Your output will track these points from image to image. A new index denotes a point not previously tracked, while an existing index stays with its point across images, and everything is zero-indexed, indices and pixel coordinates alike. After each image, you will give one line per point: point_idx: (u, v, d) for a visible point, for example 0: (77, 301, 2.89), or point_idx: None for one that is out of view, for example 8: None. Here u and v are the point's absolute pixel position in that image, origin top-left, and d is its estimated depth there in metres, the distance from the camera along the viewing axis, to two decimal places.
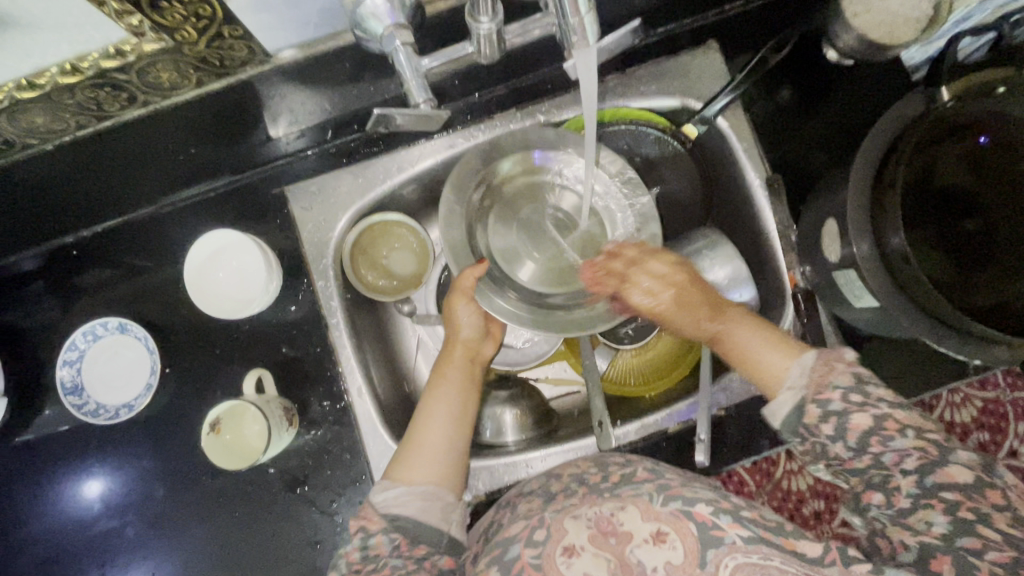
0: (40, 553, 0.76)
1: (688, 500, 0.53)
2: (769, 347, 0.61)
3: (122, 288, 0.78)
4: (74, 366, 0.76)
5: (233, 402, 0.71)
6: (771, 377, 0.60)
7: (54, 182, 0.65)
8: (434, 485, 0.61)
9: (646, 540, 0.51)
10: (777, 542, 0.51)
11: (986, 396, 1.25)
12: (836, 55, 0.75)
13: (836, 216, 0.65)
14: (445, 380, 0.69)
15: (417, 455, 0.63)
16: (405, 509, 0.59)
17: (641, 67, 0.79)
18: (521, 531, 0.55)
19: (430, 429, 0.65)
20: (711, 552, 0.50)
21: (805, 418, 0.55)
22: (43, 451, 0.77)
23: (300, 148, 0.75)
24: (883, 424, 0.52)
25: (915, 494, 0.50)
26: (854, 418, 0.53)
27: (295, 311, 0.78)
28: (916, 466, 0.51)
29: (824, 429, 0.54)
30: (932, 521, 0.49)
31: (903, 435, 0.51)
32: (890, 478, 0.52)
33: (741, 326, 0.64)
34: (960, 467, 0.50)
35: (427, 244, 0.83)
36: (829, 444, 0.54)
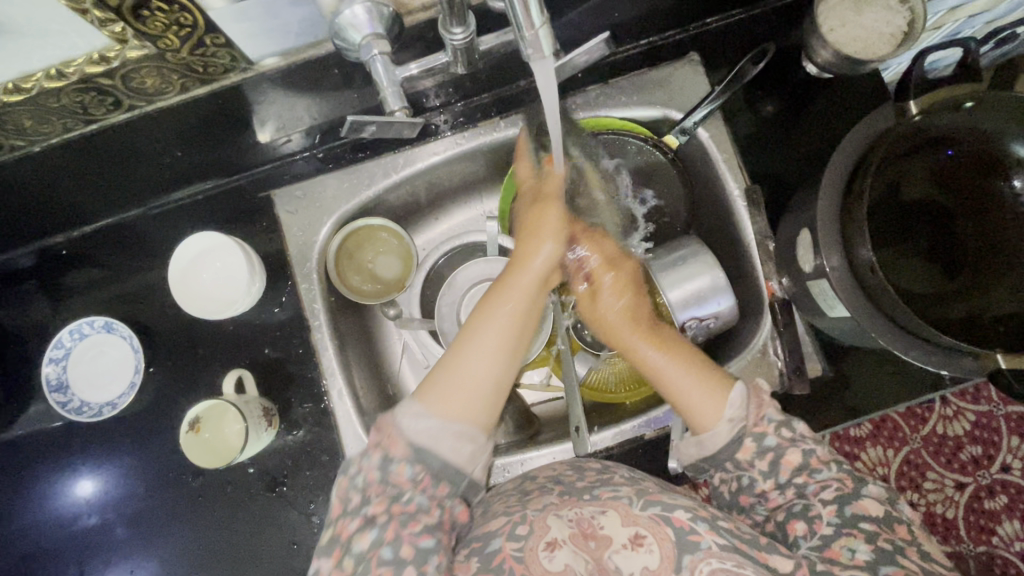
0: (21, 549, 0.77)
1: (667, 505, 0.54)
2: (693, 372, 0.61)
3: (111, 288, 0.80)
4: (60, 363, 0.77)
5: (212, 401, 0.72)
6: (695, 408, 0.60)
7: (42, 184, 0.66)
8: (468, 422, 0.54)
9: (625, 545, 0.52)
10: (751, 554, 0.51)
11: (978, 410, 1.25)
12: (816, 68, 0.77)
13: (809, 227, 0.66)
14: (505, 300, 0.60)
15: (458, 386, 0.55)
16: (432, 442, 0.52)
17: (624, 77, 0.80)
18: (502, 526, 0.54)
19: (475, 355, 0.56)
20: (688, 557, 0.51)
21: (739, 452, 0.58)
22: (26, 448, 0.78)
23: (293, 153, 0.78)
24: (811, 459, 0.57)
25: (836, 523, 0.54)
26: (787, 454, 0.57)
27: (279, 313, 0.79)
28: (837, 497, 0.55)
29: (760, 465, 0.58)
30: (855, 548, 0.51)
31: (830, 469, 0.57)
32: (811, 507, 0.55)
33: (657, 348, 0.65)
34: (873, 502, 0.54)
35: (411, 249, 0.84)
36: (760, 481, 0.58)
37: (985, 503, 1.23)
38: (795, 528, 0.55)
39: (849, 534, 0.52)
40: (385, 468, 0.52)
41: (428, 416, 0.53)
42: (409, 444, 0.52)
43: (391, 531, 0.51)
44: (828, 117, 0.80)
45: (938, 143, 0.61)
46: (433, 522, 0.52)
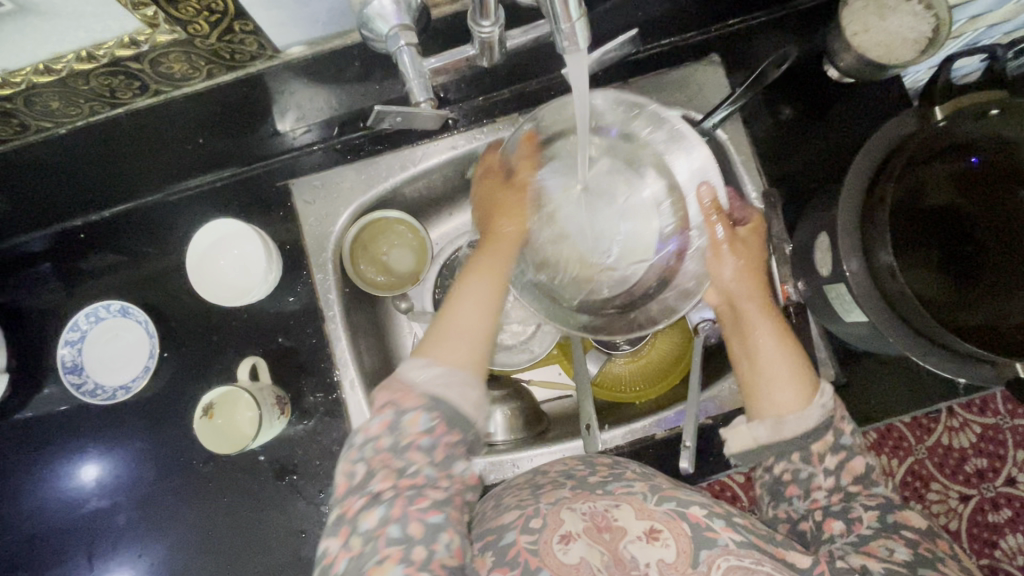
0: (31, 529, 0.77)
1: (682, 501, 0.54)
2: (795, 362, 0.58)
3: (127, 273, 0.80)
4: (75, 346, 0.77)
5: (226, 388, 0.73)
6: (782, 394, 0.57)
7: (64, 167, 0.66)
8: (472, 370, 0.54)
9: (640, 537, 0.51)
10: (768, 550, 0.52)
11: (985, 423, 1.24)
12: (837, 72, 0.76)
13: (828, 230, 0.66)
14: (491, 262, 0.61)
15: (455, 337, 0.54)
16: (441, 389, 0.52)
17: (644, 76, 0.80)
18: (516, 519, 0.53)
19: (468, 307, 0.56)
20: (705, 552, 0.51)
21: (817, 443, 0.57)
22: (38, 429, 0.78)
23: (309, 142, 0.79)
24: (871, 471, 0.58)
25: (876, 527, 0.54)
26: (855, 459, 0.57)
27: (293, 302, 0.79)
28: (880, 505, 0.55)
29: (829, 459, 0.57)
30: (894, 549, 0.51)
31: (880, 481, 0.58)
32: (853, 510, 0.55)
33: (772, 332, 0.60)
34: (914, 514, 0.55)
35: (426, 242, 0.84)
36: (821, 476, 0.57)
37: (990, 516, 1.23)
38: (832, 526, 0.55)
39: (889, 538, 0.52)
40: (397, 423, 0.50)
41: (434, 366, 0.53)
42: (420, 394, 0.51)
43: (397, 508, 0.47)
44: (847, 122, 0.80)
45: (961, 149, 0.62)
46: (441, 497, 0.49)
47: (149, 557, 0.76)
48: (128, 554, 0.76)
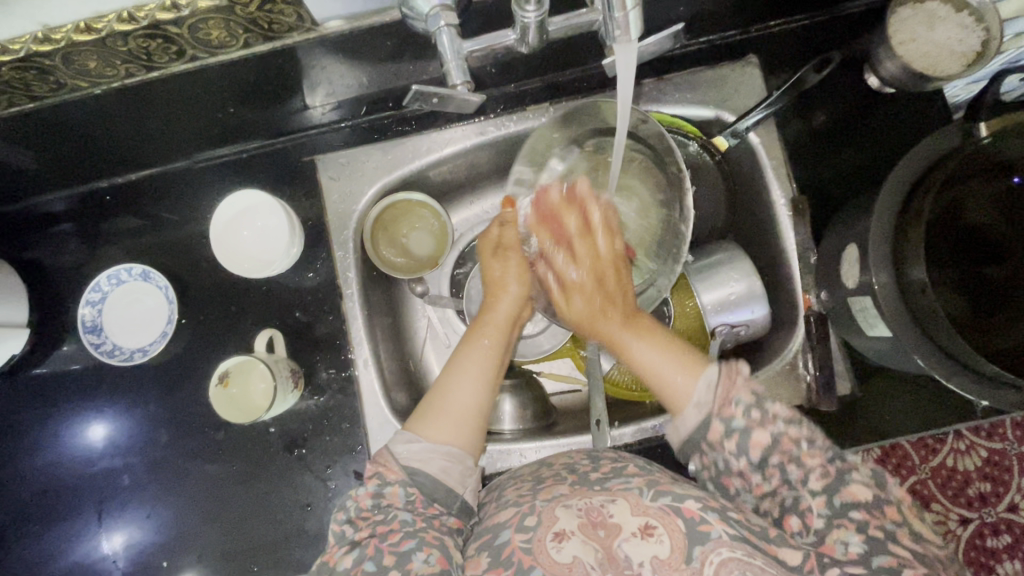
0: (45, 482, 0.79)
1: (677, 496, 0.53)
2: (673, 359, 0.60)
3: (147, 239, 0.82)
4: (96, 306, 0.78)
5: (243, 357, 0.73)
6: (675, 392, 0.58)
7: (94, 130, 0.66)
8: (455, 444, 0.60)
9: (635, 534, 0.51)
10: (760, 545, 0.51)
11: (992, 447, 1.23)
12: (878, 81, 0.75)
13: (858, 242, 0.65)
14: (479, 334, 0.66)
15: (442, 411, 0.61)
16: (422, 464, 0.58)
17: (679, 73, 0.79)
18: (511, 517, 0.54)
19: (460, 383, 0.62)
20: (698, 548, 0.50)
21: (709, 435, 0.56)
22: (58, 386, 0.80)
23: (334, 120, 0.78)
24: (779, 441, 0.54)
25: (827, 515, 0.52)
26: (755, 435, 0.55)
27: (311, 278, 0.80)
28: (824, 487, 0.53)
29: (728, 445, 0.56)
30: (847, 542, 0.51)
31: (801, 446, 0.54)
32: (801, 500, 0.53)
33: (641, 339, 0.62)
34: (862, 486, 0.52)
35: (447, 228, 0.84)
36: (733, 460, 0.56)
37: (988, 540, 1.22)
38: (790, 523, 0.54)
39: (841, 526, 0.51)
40: (378, 492, 0.57)
41: (419, 441, 0.59)
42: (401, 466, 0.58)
43: (371, 548, 0.53)
44: (880, 134, 0.79)
45: (1001, 170, 0.61)
46: (412, 530, 0.54)
47: (157, 518, 0.77)
48: (137, 514, 0.78)
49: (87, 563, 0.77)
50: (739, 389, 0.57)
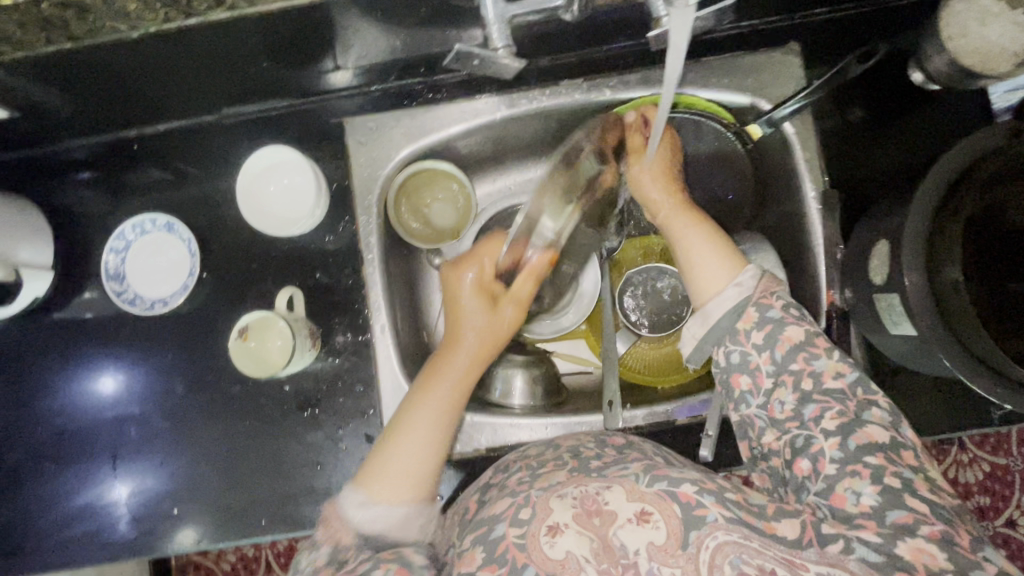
0: (62, 425, 0.80)
1: (673, 481, 0.52)
2: (717, 252, 0.65)
3: (171, 193, 0.84)
4: (121, 255, 0.79)
5: (265, 313, 0.73)
6: (710, 278, 0.64)
7: (124, 79, 0.65)
8: (405, 503, 0.60)
9: (630, 520, 0.49)
10: (757, 527, 0.50)
11: (995, 462, 1.22)
12: (922, 77, 0.73)
13: (889, 239, 0.64)
14: (433, 389, 0.64)
15: (393, 473, 0.60)
16: (376, 528, 0.59)
17: (716, 58, 0.77)
18: (506, 510, 0.52)
19: (411, 444, 0.61)
20: (694, 533, 0.49)
21: (741, 319, 0.61)
22: (80, 331, 0.81)
23: (357, 85, 0.76)
24: (812, 340, 0.59)
25: (839, 459, 0.54)
26: (788, 330, 0.59)
27: (333, 242, 0.80)
28: (840, 428, 0.55)
29: (755, 336, 0.60)
30: (860, 492, 0.52)
31: (827, 358, 0.58)
32: (814, 441, 0.56)
33: (692, 229, 0.68)
34: (879, 429, 0.54)
35: (472, 200, 0.84)
36: (754, 355, 0.60)
37: None
38: (800, 467, 0.56)
39: (854, 475, 0.53)
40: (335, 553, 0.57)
41: (371, 504, 0.59)
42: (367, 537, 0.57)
43: None
44: (917, 134, 0.77)
45: None
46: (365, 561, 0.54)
47: (169, 467, 0.79)
48: (150, 462, 0.79)
49: (97, 506, 0.78)
50: (777, 288, 0.62)
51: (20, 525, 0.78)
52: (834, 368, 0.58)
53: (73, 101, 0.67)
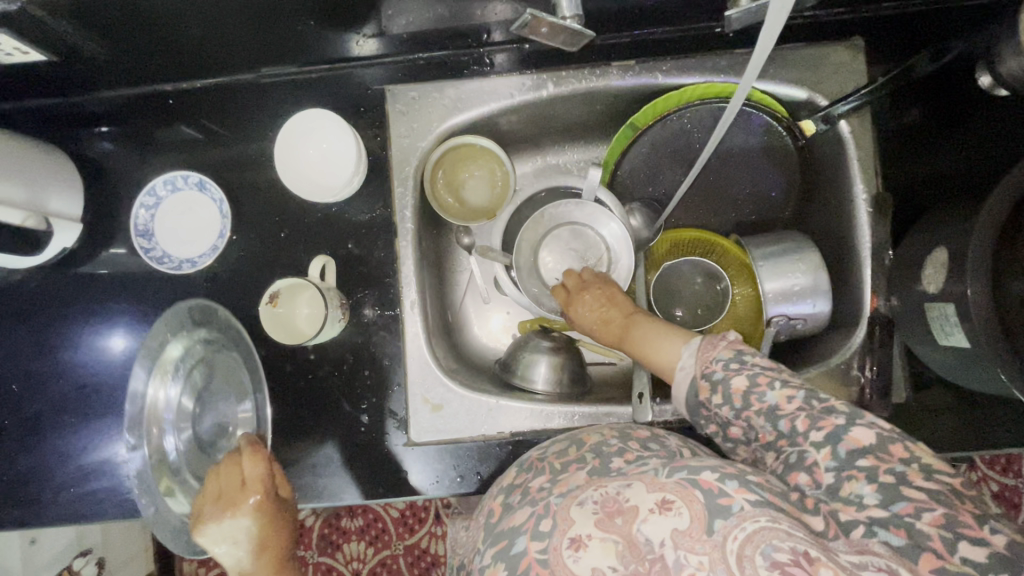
0: (80, 380, 0.79)
1: (693, 469, 0.47)
2: (661, 343, 0.66)
3: (205, 151, 0.82)
4: (151, 211, 0.78)
5: (295, 279, 0.73)
6: (666, 365, 0.64)
7: (157, 24, 0.60)
8: None
9: (652, 511, 0.45)
10: (783, 507, 0.45)
11: (1004, 483, 1.20)
12: (990, 80, 0.69)
13: (949, 247, 0.61)
14: None
15: None
16: None
17: (775, 48, 0.74)
18: (526, 522, 0.50)
19: None
20: (720, 522, 0.43)
21: (700, 395, 0.59)
22: (103, 286, 0.80)
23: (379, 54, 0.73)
24: (755, 380, 0.54)
25: (835, 468, 0.48)
26: (733, 382, 0.55)
27: (365, 213, 0.79)
28: (827, 437, 0.49)
29: (715, 401, 0.57)
30: (861, 494, 0.46)
31: (773, 389, 0.54)
32: (807, 455, 0.50)
33: (646, 334, 0.68)
34: (863, 430, 0.49)
35: (510, 178, 0.81)
36: (721, 414, 0.57)
37: None
38: (796, 478, 0.50)
39: (851, 478, 0.47)
40: None
41: None
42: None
43: None
44: (974, 139, 0.75)
45: None
46: None
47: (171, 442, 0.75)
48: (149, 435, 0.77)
49: (109, 465, 0.78)
50: (719, 348, 0.59)
51: (33, 478, 0.78)
52: (784, 395, 0.53)
53: (108, 54, 0.65)
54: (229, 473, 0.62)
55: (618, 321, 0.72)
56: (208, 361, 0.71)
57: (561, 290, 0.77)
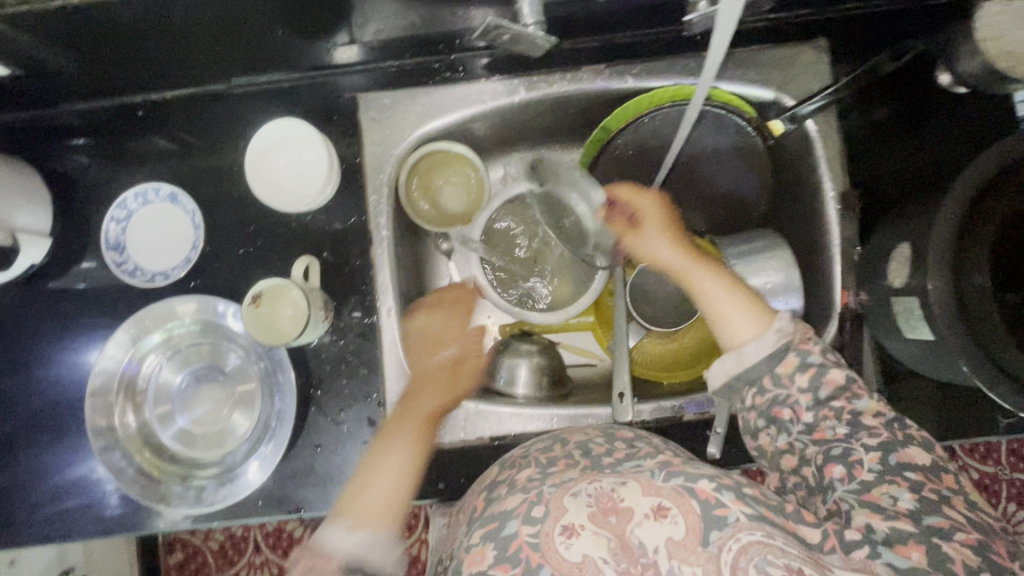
0: (55, 397, 0.78)
1: (690, 476, 0.48)
2: (736, 295, 0.62)
3: (179, 162, 0.81)
4: (122, 224, 0.78)
5: (279, 281, 0.71)
6: (743, 327, 0.60)
7: (124, 39, 0.60)
8: (386, 526, 0.54)
9: (647, 516, 0.45)
10: (778, 522, 0.47)
11: (983, 470, 1.20)
12: (950, 77, 0.72)
13: (911, 242, 0.63)
14: (399, 428, 0.62)
15: (361, 496, 0.55)
16: (359, 556, 0.52)
17: (744, 49, 0.75)
18: (517, 506, 0.48)
19: (385, 464, 0.58)
20: (715, 533, 0.45)
21: (781, 366, 0.58)
22: (74, 300, 0.79)
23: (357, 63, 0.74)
24: (853, 385, 0.58)
25: (878, 470, 0.53)
26: (829, 372, 0.58)
27: (340, 221, 0.79)
28: (882, 445, 0.54)
29: (799, 379, 0.58)
30: (897, 497, 0.50)
31: (867, 399, 0.57)
32: (854, 451, 0.54)
33: (710, 274, 0.63)
34: (919, 451, 0.54)
35: (484, 182, 0.81)
36: (798, 397, 0.58)
37: None
38: (833, 470, 0.54)
39: (892, 482, 0.52)
40: None
41: (354, 532, 0.53)
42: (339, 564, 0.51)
43: None
44: (934, 136, 0.77)
45: None
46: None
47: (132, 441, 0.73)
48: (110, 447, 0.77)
49: (87, 483, 0.76)
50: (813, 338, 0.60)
51: (9, 496, 0.77)
52: (875, 409, 0.56)
53: (83, 67, 0.64)
54: (418, 330, 0.73)
55: (672, 238, 0.68)
56: (197, 347, 0.76)
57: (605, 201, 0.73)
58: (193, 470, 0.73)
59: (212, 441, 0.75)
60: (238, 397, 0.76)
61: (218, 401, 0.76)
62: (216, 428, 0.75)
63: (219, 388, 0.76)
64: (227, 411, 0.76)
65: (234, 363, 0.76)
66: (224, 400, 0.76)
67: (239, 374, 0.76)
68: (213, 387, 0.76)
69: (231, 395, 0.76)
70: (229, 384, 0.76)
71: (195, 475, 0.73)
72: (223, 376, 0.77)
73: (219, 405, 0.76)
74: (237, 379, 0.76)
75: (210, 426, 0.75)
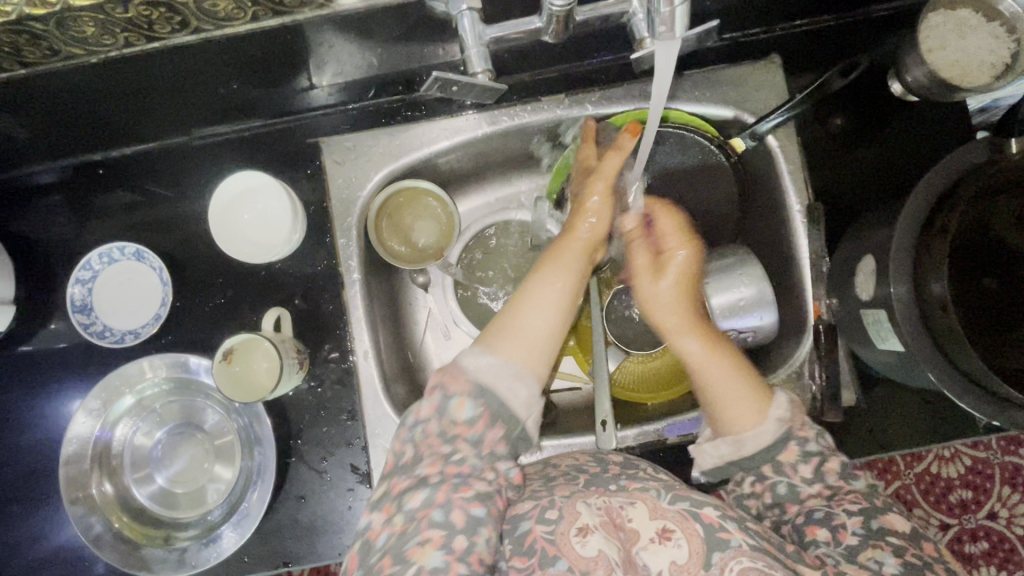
0: (30, 463, 0.77)
1: (695, 501, 0.51)
2: (738, 385, 0.59)
3: (139, 215, 0.79)
4: (87, 285, 0.77)
5: (248, 334, 0.71)
6: (732, 421, 0.58)
7: (82, 101, 0.60)
8: (522, 364, 0.54)
9: (652, 540, 0.48)
10: (780, 557, 0.49)
11: (975, 455, 1.09)
12: (900, 85, 0.75)
13: (875, 254, 0.63)
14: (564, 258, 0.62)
15: (513, 330, 0.55)
16: (489, 379, 0.52)
17: (699, 70, 0.76)
18: (530, 509, 0.51)
19: (539, 294, 0.58)
20: (717, 555, 0.47)
21: (782, 454, 0.56)
22: (42, 363, 0.77)
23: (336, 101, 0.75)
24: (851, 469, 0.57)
25: (861, 533, 0.51)
26: (829, 463, 0.57)
27: (310, 265, 0.78)
28: (862, 510, 0.53)
29: (803, 470, 0.56)
30: (883, 562, 0.49)
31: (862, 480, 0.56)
32: (835, 516, 0.53)
33: (703, 353, 0.61)
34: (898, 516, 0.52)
35: (454, 218, 0.80)
36: (801, 487, 0.56)
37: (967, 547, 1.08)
38: (816, 533, 0.53)
39: (876, 546, 0.50)
40: (444, 407, 0.52)
41: (490, 357, 0.54)
42: (471, 380, 0.53)
43: (442, 494, 0.48)
44: (896, 141, 0.78)
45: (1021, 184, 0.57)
46: (486, 491, 0.50)
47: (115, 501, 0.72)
48: None
49: (72, 548, 0.75)
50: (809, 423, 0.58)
51: None
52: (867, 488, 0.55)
53: (39, 130, 0.64)
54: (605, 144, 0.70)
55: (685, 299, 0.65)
56: (174, 403, 0.76)
57: (637, 223, 0.69)
58: (177, 528, 0.73)
59: (195, 496, 0.74)
60: (219, 451, 0.75)
61: (199, 456, 0.75)
62: (199, 483, 0.75)
63: (200, 443, 0.76)
64: (209, 465, 0.75)
65: (212, 417, 0.76)
66: (205, 455, 0.75)
67: (217, 427, 0.76)
68: (193, 443, 0.75)
69: (211, 450, 0.75)
70: (210, 438, 0.76)
71: (180, 533, 0.72)
72: (202, 431, 0.76)
73: (200, 459, 0.75)
74: (216, 432, 0.76)
75: (192, 481, 0.75)
